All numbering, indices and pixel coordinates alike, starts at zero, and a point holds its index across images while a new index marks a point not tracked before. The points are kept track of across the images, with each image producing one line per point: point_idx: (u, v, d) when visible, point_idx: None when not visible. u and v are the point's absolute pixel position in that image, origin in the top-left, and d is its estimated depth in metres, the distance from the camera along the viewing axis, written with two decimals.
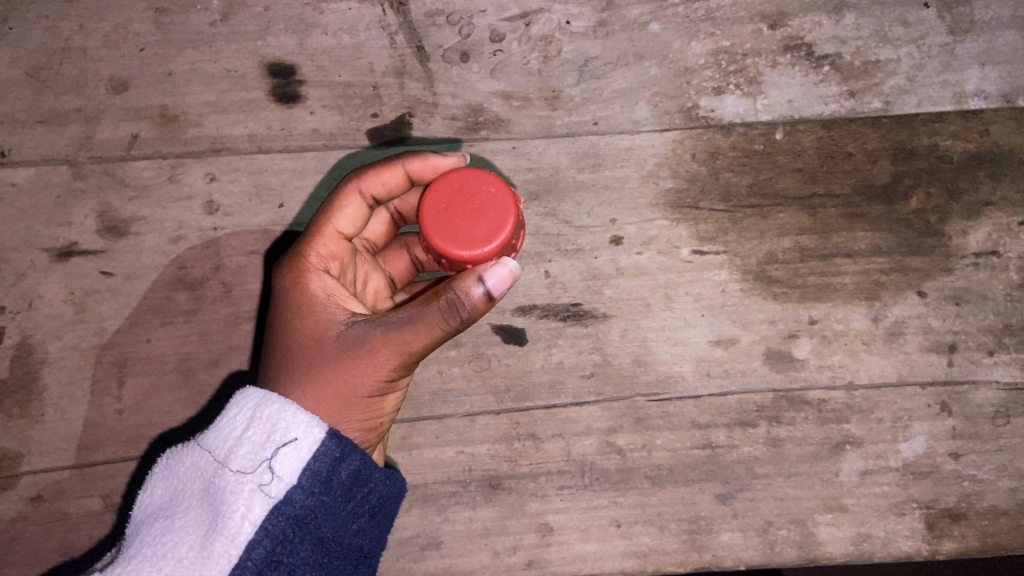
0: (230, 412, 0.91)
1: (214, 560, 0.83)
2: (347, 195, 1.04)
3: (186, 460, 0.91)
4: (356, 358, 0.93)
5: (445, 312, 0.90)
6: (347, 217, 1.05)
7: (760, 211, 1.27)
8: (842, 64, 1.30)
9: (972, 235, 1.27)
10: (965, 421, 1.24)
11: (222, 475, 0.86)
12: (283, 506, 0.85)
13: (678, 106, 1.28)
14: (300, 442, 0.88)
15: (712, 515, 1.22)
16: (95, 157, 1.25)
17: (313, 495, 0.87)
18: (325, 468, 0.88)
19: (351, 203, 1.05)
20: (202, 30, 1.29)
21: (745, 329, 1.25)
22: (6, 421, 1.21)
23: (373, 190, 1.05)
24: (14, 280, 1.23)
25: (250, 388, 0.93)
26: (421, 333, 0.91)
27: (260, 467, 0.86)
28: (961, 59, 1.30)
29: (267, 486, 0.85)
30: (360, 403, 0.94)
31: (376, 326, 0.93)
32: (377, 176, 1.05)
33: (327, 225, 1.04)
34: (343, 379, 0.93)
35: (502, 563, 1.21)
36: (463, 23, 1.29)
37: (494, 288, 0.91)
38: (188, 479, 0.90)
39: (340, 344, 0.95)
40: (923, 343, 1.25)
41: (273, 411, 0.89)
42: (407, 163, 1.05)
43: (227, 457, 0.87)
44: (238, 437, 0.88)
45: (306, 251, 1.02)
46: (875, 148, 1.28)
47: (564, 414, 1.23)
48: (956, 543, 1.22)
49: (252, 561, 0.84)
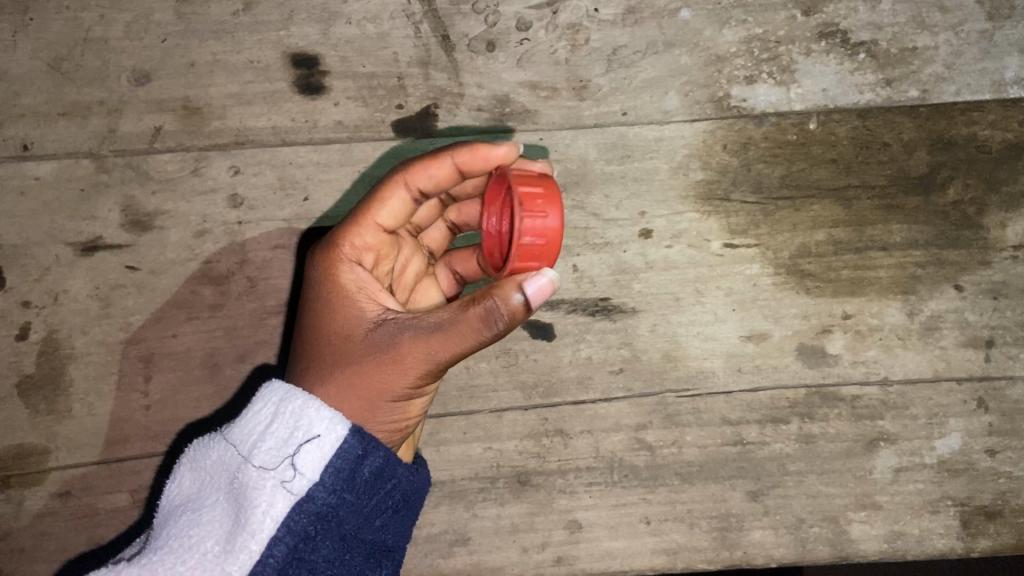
0: (255, 406, 0.90)
1: (236, 555, 0.82)
2: (393, 189, 1.00)
3: (211, 452, 0.90)
4: (383, 362, 0.91)
5: (480, 320, 0.87)
6: (389, 209, 1.01)
7: (793, 203, 1.24)
8: (877, 52, 1.25)
9: (1010, 228, 1.24)
10: (1002, 417, 1.22)
11: (245, 470, 0.85)
12: (305, 503, 0.84)
13: (709, 96, 1.25)
14: (323, 439, 0.86)
15: (743, 512, 1.21)
16: (118, 150, 1.24)
17: (336, 492, 0.86)
18: (347, 466, 0.87)
19: (395, 195, 1.00)
20: (224, 20, 1.26)
21: (777, 324, 1.22)
22: (33, 417, 1.21)
23: (419, 184, 1.00)
24: (38, 274, 1.23)
25: (275, 381, 0.92)
26: (453, 341, 0.89)
27: (282, 464, 0.85)
28: (1000, 46, 1.25)
29: (289, 483, 0.84)
30: (384, 406, 0.93)
31: (405, 329, 0.91)
32: (424, 169, 0.99)
33: (367, 215, 1.00)
34: (371, 382, 0.92)
35: (530, 560, 1.21)
36: (488, 12, 1.25)
37: (532, 298, 0.89)
38: (214, 473, 0.89)
39: (369, 343, 0.93)
40: (959, 338, 1.22)
41: (297, 407, 0.88)
42: (456, 158, 0.98)
43: (251, 452, 0.86)
44: (262, 431, 0.87)
45: (343, 240, 1.00)
46: (912, 138, 1.25)
47: (593, 411, 1.22)
48: (990, 540, 1.21)
49: (274, 557, 0.83)
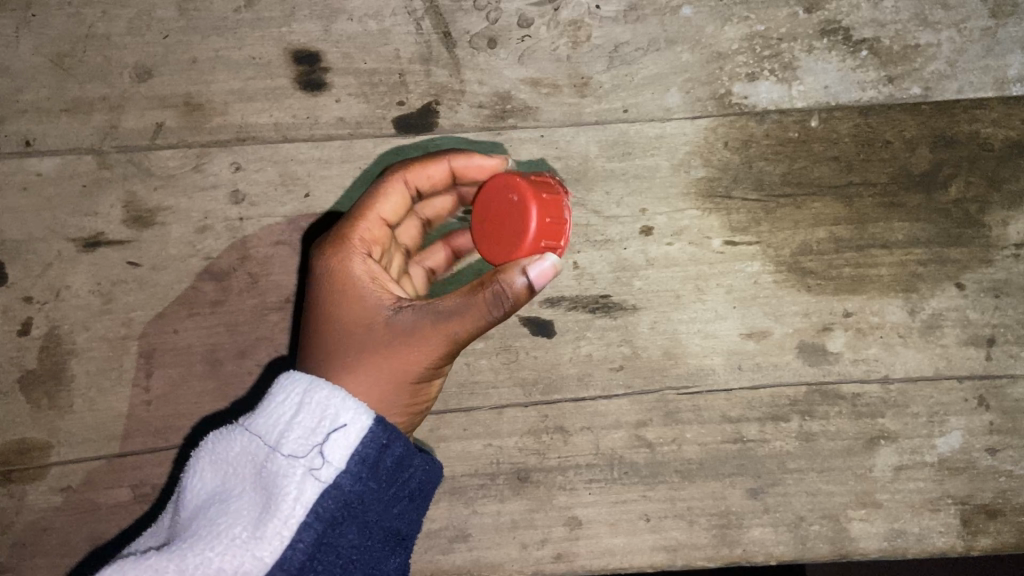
0: (279, 397, 0.90)
1: (268, 540, 0.83)
2: (391, 184, 1.04)
3: (233, 443, 0.89)
4: (402, 345, 0.94)
5: (488, 303, 0.91)
6: (390, 204, 1.04)
7: (794, 201, 1.24)
8: (879, 49, 1.25)
9: (1012, 226, 1.23)
10: (1003, 416, 1.22)
11: (274, 459, 0.85)
12: (334, 490, 0.85)
13: (711, 93, 1.24)
14: (350, 428, 0.87)
15: (743, 510, 1.21)
16: (120, 146, 1.24)
17: (362, 480, 0.87)
18: (372, 454, 0.88)
19: (396, 189, 1.05)
20: (225, 16, 1.26)
21: (778, 321, 1.22)
22: (34, 412, 1.22)
23: (418, 182, 1.06)
24: (41, 269, 1.23)
25: (297, 372, 0.92)
26: (466, 322, 0.91)
27: (311, 452, 0.85)
28: (1003, 43, 1.24)
29: (318, 471, 0.85)
30: (404, 388, 0.95)
31: (422, 314, 0.93)
32: (424, 169, 1.06)
33: (370, 209, 1.03)
34: (394, 365, 0.94)
35: (530, 557, 1.21)
36: (489, 8, 1.25)
37: (537, 280, 0.92)
38: (237, 463, 0.89)
39: (389, 329, 0.94)
40: (960, 336, 1.22)
41: (323, 397, 0.88)
42: (453, 159, 1.07)
43: (278, 442, 0.86)
44: (289, 421, 0.87)
45: (352, 234, 1.01)
46: (914, 135, 1.24)
47: (593, 408, 1.22)
48: (990, 539, 1.21)
49: (304, 542, 0.84)
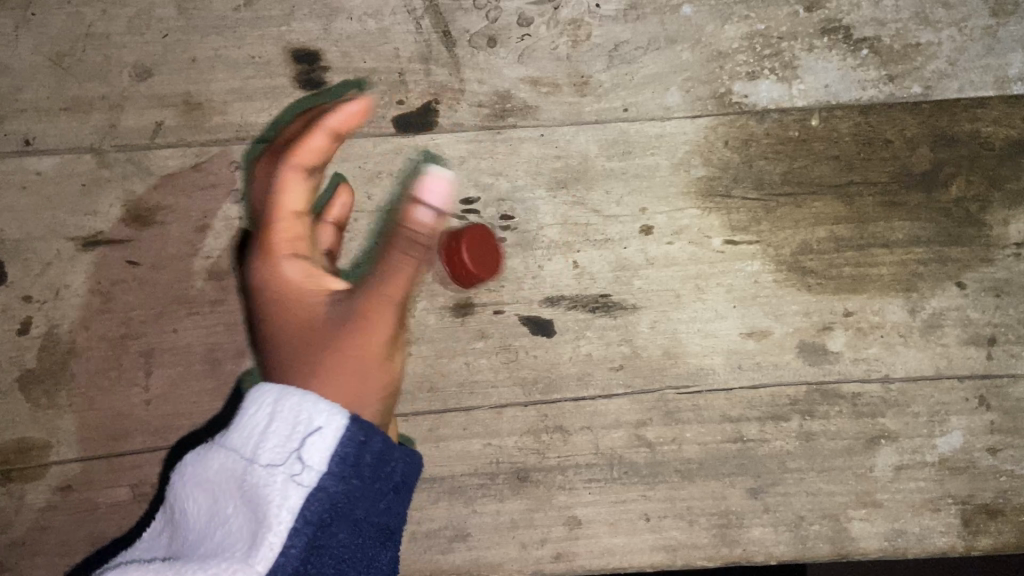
0: (249, 411, 0.89)
1: (260, 554, 0.81)
2: (286, 175, 1.07)
3: (209, 464, 0.87)
4: (354, 326, 0.99)
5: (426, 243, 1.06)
6: (298, 195, 1.07)
7: (794, 200, 1.23)
8: (880, 48, 1.24)
9: (1013, 225, 1.23)
10: (1004, 415, 1.21)
11: (253, 471, 0.84)
12: (319, 492, 0.84)
13: (711, 92, 1.24)
14: (324, 430, 0.87)
15: (743, 509, 1.21)
16: (120, 145, 1.24)
17: (345, 479, 0.86)
18: (352, 452, 0.88)
19: (290, 180, 1.07)
20: (225, 15, 1.25)
21: (778, 321, 1.22)
22: (34, 411, 1.22)
23: (306, 160, 1.08)
24: (40, 269, 1.23)
25: (262, 385, 0.91)
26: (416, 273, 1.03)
27: (289, 459, 0.85)
28: (1004, 42, 1.24)
29: (299, 476, 0.84)
30: (368, 370, 0.99)
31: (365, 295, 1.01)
32: (306, 145, 1.08)
33: (280, 207, 1.05)
34: (352, 351, 0.98)
35: (529, 556, 1.21)
36: (489, 7, 1.24)
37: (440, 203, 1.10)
38: (216, 485, 0.87)
39: (336, 322, 0.99)
40: (961, 336, 1.22)
41: (294, 403, 0.88)
42: (325, 121, 1.08)
43: (254, 454, 0.85)
44: (263, 432, 0.87)
45: (278, 241, 1.05)
46: (914, 134, 1.24)
47: (593, 407, 1.22)
48: (991, 538, 1.21)
49: (295, 548, 0.82)
